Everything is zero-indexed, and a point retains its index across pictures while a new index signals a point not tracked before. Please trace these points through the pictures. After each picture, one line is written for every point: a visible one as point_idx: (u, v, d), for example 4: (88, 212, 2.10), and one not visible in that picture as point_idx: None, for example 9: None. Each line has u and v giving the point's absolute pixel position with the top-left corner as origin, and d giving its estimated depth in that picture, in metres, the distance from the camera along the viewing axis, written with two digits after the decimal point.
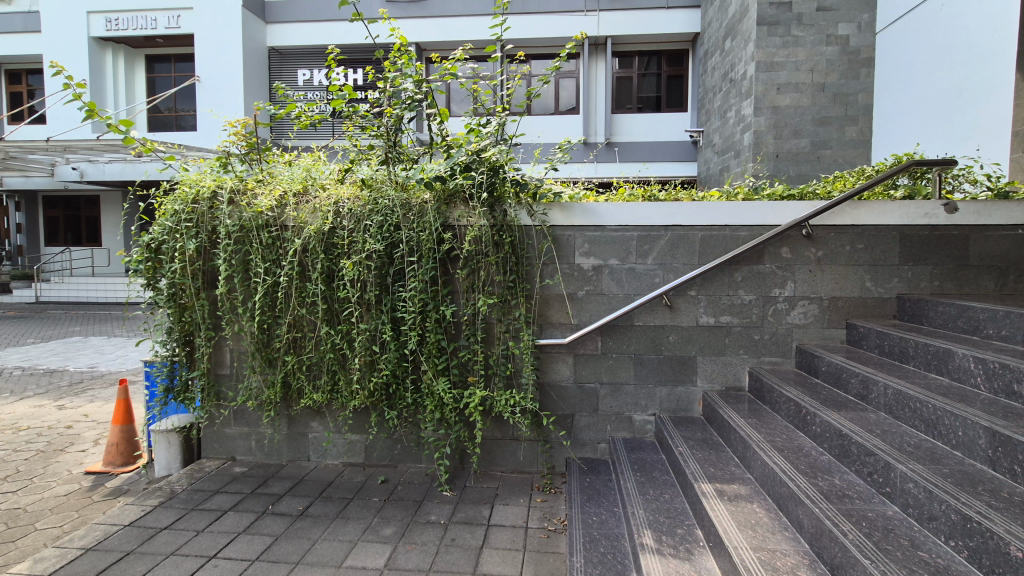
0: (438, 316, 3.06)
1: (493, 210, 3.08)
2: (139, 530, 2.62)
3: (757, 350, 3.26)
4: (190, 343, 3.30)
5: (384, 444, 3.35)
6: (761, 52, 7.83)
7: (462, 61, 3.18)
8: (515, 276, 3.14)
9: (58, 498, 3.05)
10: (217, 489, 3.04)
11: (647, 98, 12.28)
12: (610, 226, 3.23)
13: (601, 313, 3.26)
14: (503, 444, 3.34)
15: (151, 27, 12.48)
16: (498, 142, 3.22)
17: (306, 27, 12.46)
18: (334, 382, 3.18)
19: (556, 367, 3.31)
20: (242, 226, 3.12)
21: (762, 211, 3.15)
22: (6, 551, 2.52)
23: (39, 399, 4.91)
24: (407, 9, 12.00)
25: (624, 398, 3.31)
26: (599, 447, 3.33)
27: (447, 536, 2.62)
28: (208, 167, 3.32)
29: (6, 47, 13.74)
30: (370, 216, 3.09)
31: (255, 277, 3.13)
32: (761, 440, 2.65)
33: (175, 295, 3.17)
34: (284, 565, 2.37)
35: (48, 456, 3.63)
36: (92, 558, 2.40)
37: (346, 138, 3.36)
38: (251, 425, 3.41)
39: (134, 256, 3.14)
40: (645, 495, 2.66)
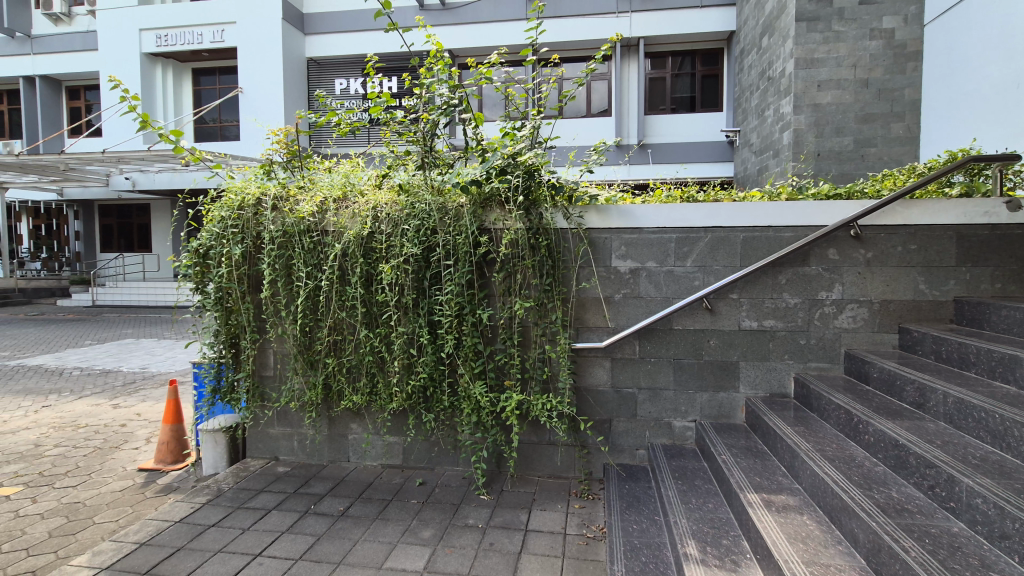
0: (475, 320, 3.06)
1: (528, 213, 3.08)
2: (188, 526, 2.70)
3: (804, 355, 3.13)
4: (235, 345, 3.39)
5: (421, 446, 3.36)
6: (800, 48, 7.60)
7: (496, 65, 3.19)
8: (551, 279, 3.12)
9: (113, 493, 3.18)
10: (261, 488, 3.12)
11: (680, 98, 12.05)
12: (646, 228, 3.17)
13: (639, 316, 3.20)
14: (540, 449, 3.30)
15: (196, 42, 13.03)
16: (532, 146, 3.21)
17: (342, 37, 12.77)
18: (373, 384, 3.22)
19: (593, 371, 3.26)
20: (285, 231, 3.21)
21: (807, 212, 3.04)
22: (67, 544, 2.64)
23: (96, 398, 5.15)
24: (441, 17, 12.21)
25: (662, 404, 3.23)
26: (638, 453, 3.26)
27: (485, 540, 2.61)
28: (253, 174, 3.42)
29: (65, 65, 14.59)
30: (407, 220, 3.12)
31: (297, 281, 3.20)
32: (809, 450, 2.54)
33: (221, 299, 3.27)
34: (325, 565, 2.40)
35: (105, 452, 3.79)
36: (144, 553, 2.48)
37: (384, 145, 3.43)
38: (293, 426, 3.48)
39: (183, 261, 3.25)
40: (688, 504, 2.59)
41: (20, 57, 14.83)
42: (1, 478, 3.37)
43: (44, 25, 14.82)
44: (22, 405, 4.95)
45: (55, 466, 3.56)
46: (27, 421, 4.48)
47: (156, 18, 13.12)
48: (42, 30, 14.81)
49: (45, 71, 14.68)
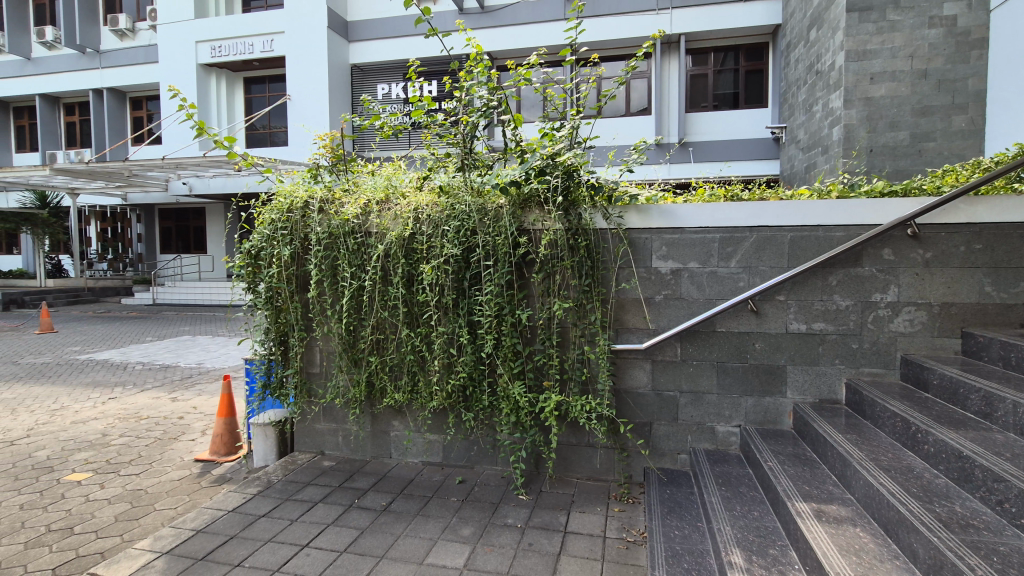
0: (514, 320, 3.07)
1: (568, 214, 3.07)
2: (240, 516, 2.83)
3: (855, 359, 3.00)
4: (284, 343, 3.52)
5: (461, 445, 3.40)
6: (851, 40, 7.27)
7: (536, 66, 3.19)
8: (590, 280, 3.10)
9: (172, 482, 3.36)
10: (308, 481, 3.22)
11: (722, 95, 11.75)
12: (689, 228, 3.10)
13: (680, 318, 3.13)
14: (578, 450, 3.28)
15: (247, 52, 13.60)
16: (571, 146, 3.20)
17: (384, 44, 13.09)
18: (414, 382, 3.29)
19: (632, 373, 3.21)
20: (331, 232, 3.30)
21: (859, 210, 2.91)
22: (131, 528, 2.80)
23: (156, 391, 5.45)
24: (480, 20, 12.34)
25: (705, 408, 3.16)
26: (679, 457, 3.20)
27: (523, 540, 2.61)
28: (300, 178, 3.54)
29: (129, 78, 15.52)
30: (447, 221, 3.16)
31: (341, 281, 3.29)
32: (863, 459, 2.43)
33: (272, 298, 3.40)
34: (369, 559, 2.46)
35: (164, 443, 4.01)
36: (201, 539, 2.61)
37: (425, 147, 3.50)
38: (338, 422, 3.58)
39: (236, 262, 3.39)
40: (732, 511, 2.52)
41: (90, 71, 15.88)
42: (74, 463, 3.62)
43: (111, 41, 15.83)
44: (91, 396, 5.30)
45: (121, 454, 3.79)
46: (96, 411, 4.79)
47: (210, 30, 13.79)
48: (109, 45, 15.83)
49: (111, 84, 15.66)
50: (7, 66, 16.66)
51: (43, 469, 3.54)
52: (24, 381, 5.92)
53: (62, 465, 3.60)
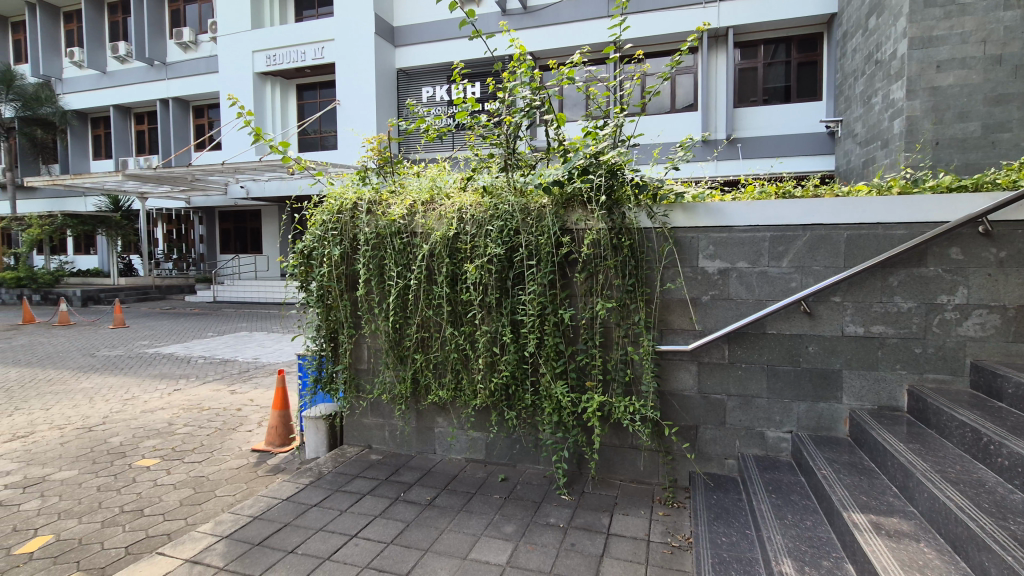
0: (557, 320, 3.07)
1: (611, 213, 3.04)
2: (294, 504, 2.95)
3: (919, 365, 2.83)
4: (334, 339, 3.65)
5: (504, 443, 3.43)
6: (915, 26, 6.86)
7: (579, 65, 3.18)
8: (634, 280, 3.05)
9: (231, 470, 3.54)
10: (356, 474, 3.33)
11: (774, 89, 11.33)
12: (737, 227, 3.01)
13: (728, 319, 3.04)
14: (621, 452, 3.24)
15: (300, 60, 14.14)
16: (615, 145, 3.18)
17: (429, 48, 13.34)
18: (457, 380, 3.34)
19: (678, 375, 3.14)
20: (378, 233, 3.39)
21: (924, 206, 2.75)
22: (194, 512, 2.98)
23: (217, 384, 5.77)
24: (523, 21, 12.38)
25: (755, 412, 3.06)
26: (727, 462, 3.12)
27: (566, 540, 2.61)
28: (349, 180, 3.66)
29: (191, 87, 16.44)
30: (490, 221, 3.19)
31: (388, 280, 3.37)
32: (927, 470, 2.30)
33: (323, 296, 3.53)
34: (415, 551, 2.52)
35: (224, 433, 4.23)
36: (257, 526, 2.74)
37: (469, 148, 3.56)
38: (384, 416, 3.68)
39: (290, 262, 3.54)
40: (783, 520, 2.43)
41: (157, 82, 16.91)
42: (144, 450, 3.87)
43: (176, 53, 16.81)
44: (159, 387, 5.65)
45: (185, 442, 4.03)
46: (164, 402, 5.11)
47: (266, 40, 14.44)
48: (174, 57, 16.82)
49: (176, 93, 16.62)
50: (84, 79, 17.95)
51: (118, 454, 3.81)
52: (101, 372, 6.39)
53: (133, 451, 3.86)
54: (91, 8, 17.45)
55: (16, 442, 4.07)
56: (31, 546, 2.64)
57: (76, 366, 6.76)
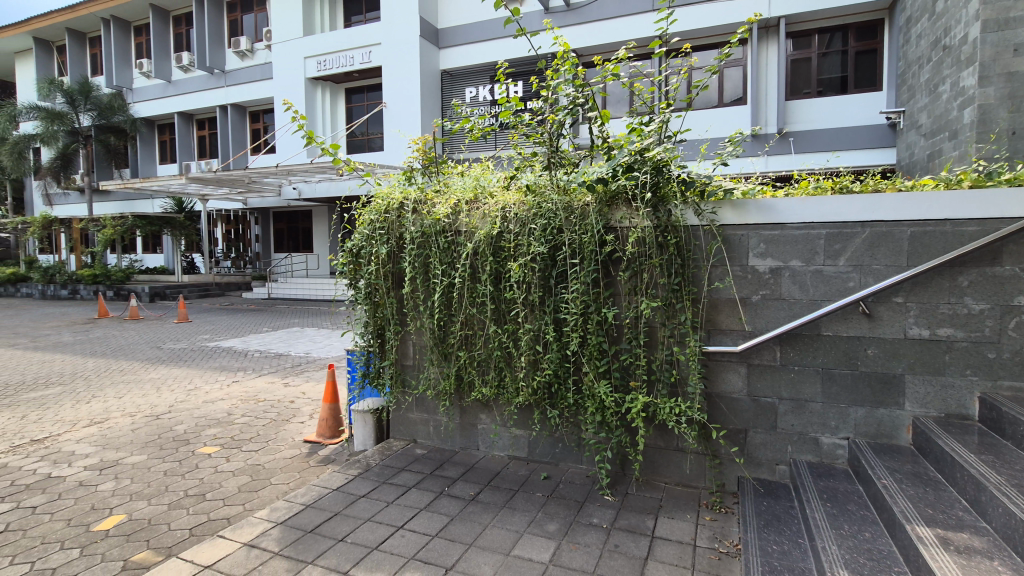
0: (600, 319, 3.03)
1: (656, 211, 2.98)
2: (344, 494, 3.05)
3: (992, 371, 2.65)
4: (381, 336, 3.74)
5: (546, 441, 3.43)
6: (989, 8, 6.37)
7: (624, 60, 3.13)
8: (679, 279, 2.98)
9: (285, 459, 3.70)
10: (402, 467, 3.41)
11: (829, 80, 10.80)
12: (791, 224, 2.89)
13: (780, 320, 2.93)
14: (667, 454, 3.18)
15: (348, 64, 14.57)
16: (661, 141, 3.12)
17: (472, 48, 13.49)
18: (500, 378, 3.36)
19: (726, 377, 3.05)
20: (423, 232, 3.45)
21: (998, 201, 2.56)
22: (252, 498, 3.13)
23: (272, 377, 6.04)
24: (566, 18, 12.34)
25: (808, 417, 2.94)
26: (778, 468, 3.01)
27: (610, 541, 2.59)
28: (396, 181, 3.75)
29: (248, 94, 17.23)
30: (534, 220, 3.18)
31: (433, 278, 3.43)
32: (1001, 484, 2.15)
33: (370, 294, 3.63)
34: (458, 545, 2.55)
35: (278, 424, 4.42)
36: (310, 513, 2.85)
37: (512, 148, 3.58)
38: (429, 412, 3.75)
39: (340, 260, 3.65)
40: (839, 530, 2.32)
41: (217, 90, 17.80)
42: (206, 438, 4.09)
43: (234, 61, 17.66)
44: (219, 379, 5.97)
45: (243, 432, 4.24)
46: (223, 393, 5.38)
47: (317, 46, 14.96)
48: (232, 65, 17.67)
49: (234, 100, 17.46)
50: (152, 88, 19.11)
51: (182, 441, 4.04)
52: (167, 363, 6.81)
53: (196, 438, 4.09)
54: (158, 21, 18.52)
55: (94, 427, 4.39)
56: (107, 524, 2.84)
57: (145, 357, 7.23)
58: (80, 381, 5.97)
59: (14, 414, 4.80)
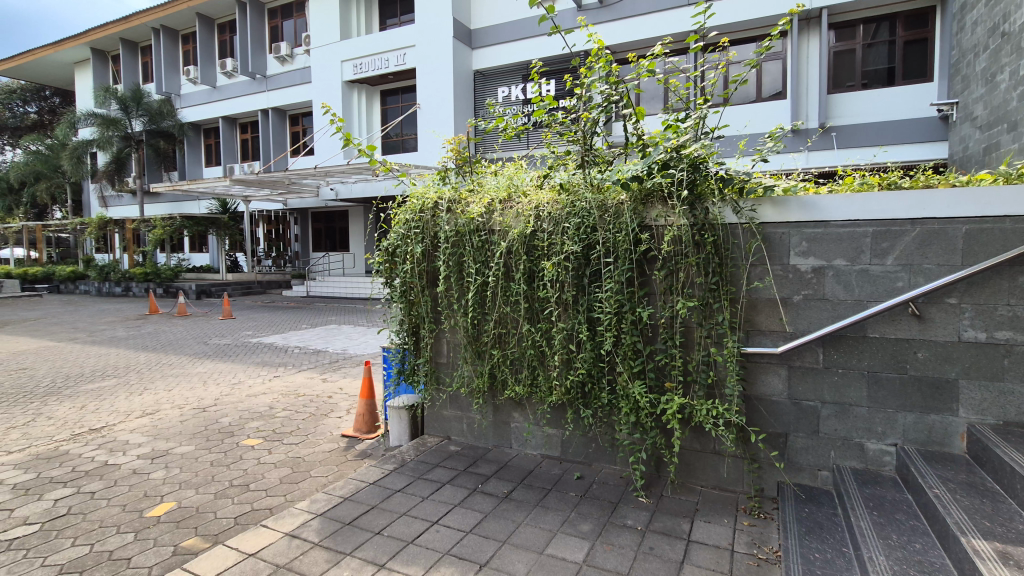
0: (634, 319, 3.00)
1: (693, 209, 2.92)
2: (380, 489, 3.12)
3: None
4: (415, 334, 3.80)
5: (579, 440, 3.42)
6: None
7: (660, 56, 3.09)
8: (717, 278, 2.91)
9: (324, 453, 3.80)
10: (436, 463, 3.46)
11: (875, 72, 10.36)
12: (835, 221, 2.79)
13: (822, 321, 2.83)
14: (703, 457, 3.12)
15: (384, 66, 14.81)
16: (698, 137, 3.05)
17: (505, 48, 13.53)
18: (534, 377, 3.36)
19: (765, 379, 2.97)
20: (457, 231, 3.48)
21: None
22: (293, 490, 3.23)
23: (311, 372, 6.22)
24: (600, 15, 12.26)
25: (853, 422, 2.83)
26: (820, 474, 2.92)
27: (644, 543, 2.56)
28: (431, 180, 3.80)
29: (287, 97, 17.75)
30: (568, 218, 3.17)
31: (467, 277, 3.45)
32: None
33: (406, 292, 3.69)
34: (492, 542, 2.57)
35: (317, 418, 4.55)
36: (348, 506, 2.91)
37: (546, 146, 3.58)
38: (462, 409, 3.79)
39: (376, 259, 3.72)
40: (887, 540, 2.23)
41: (258, 94, 18.39)
42: (249, 430, 4.25)
43: (274, 66, 18.21)
44: (261, 373, 6.18)
45: (284, 425, 4.37)
46: (265, 387, 5.58)
47: (353, 49, 15.28)
48: (273, 70, 18.22)
49: (275, 103, 18.00)
50: (197, 94, 19.89)
51: (227, 433, 4.20)
52: (212, 358, 7.09)
53: (240, 431, 4.24)
54: (204, 29, 19.27)
55: (145, 418, 4.61)
56: (159, 510, 2.98)
57: (193, 352, 7.55)
58: (133, 374, 6.27)
59: (74, 404, 5.08)
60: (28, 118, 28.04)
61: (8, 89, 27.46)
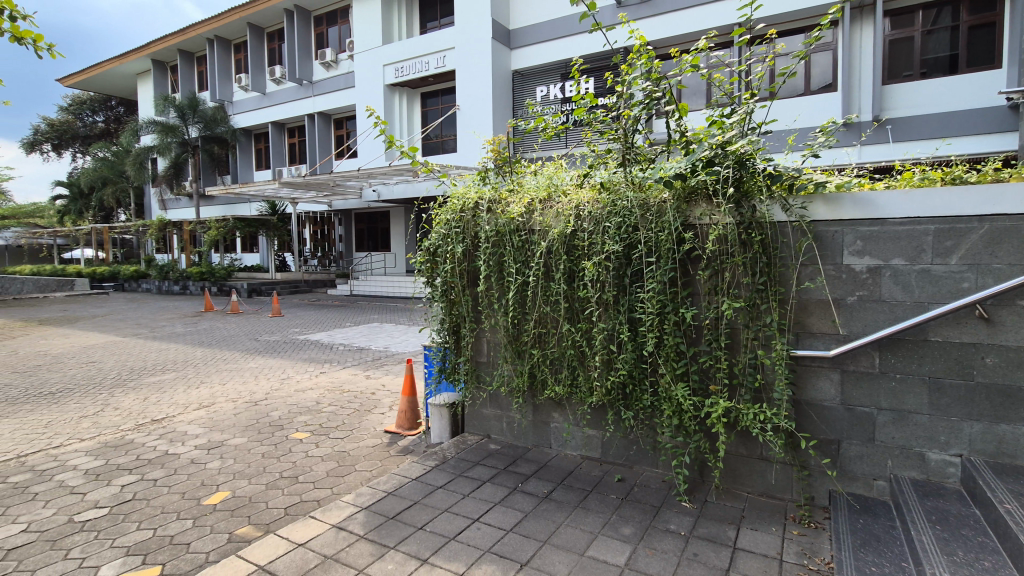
0: (677, 319, 2.94)
1: (739, 207, 2.84)
2: (421, 484, 3.17)
3: None
4: (456, 333, 3.85)
5: (620, 442, 3.38)
6: None
7: (704, 51, 3.00)
8: (765, 278, 2.81)
9: (368, 448, 3.90)
10: (477, 461, 3.49)
11: (935, 60, 9.76)
12: (893, 219, 2.65)
13: (879, 324, 2.69)
14: (750, 463, 3.03)
15: (424, 69, 15.05)
16: (744, 133, 2.96)
17: (544, 46, 13.51)
18: (573, 377, 3.34)
19: (817, 383, 2.85)
20: (497, 231, 3.49)
21: None
22: (339, 482, 3.33)
23: (354, 369, 6.38)
24: (640, 11, 12.11)
25: (913, 431, 2.68)
26: (876, 484, 2.79)
27: (688, 549, 2.50)
28: (471, 181, 3.83)
29: (332, 102, 18.27)
30: (609, 217, 3.13)
31: (508, 277, 3.46)
32: None
33: (447, 292, 3.74)
34: (533, 542, 2.57)
35: (362, 414, 4.67)
36: (391, 501, 2.98)
37: (587, 145, 3.55)
38: (502, 408, 3.81)
39: (418, 259, 3.79)
40: (952, 556, 2.11)
41: (305, 99, 19.01)
42: (298, 424, 4.40)
43: (320, 72, 18.79)
44: (308, 369, 6.39)
45: (330, 420, 4.51)
46: (312, 382, 5.76)
47: (394, 53, 15.59)
48: (318, 76, 18.80)
49: (321, 108, 18.57)
50: (248, 101, 20.75)
51: (277, 426, 4.37)
52: (263, 354, 7.38)
53: (289, 424, 4.40)
54: (254, 37, 20.07)
55: (202, 410, 4.84)
56: (215, 498, 3.13)
57: (245, 348, 7.89)
58: (191, 368, 6.62)
59: (139, 396, 5.40)
60: (97, 127, 29.96)
61: (79, 100, 29.43)
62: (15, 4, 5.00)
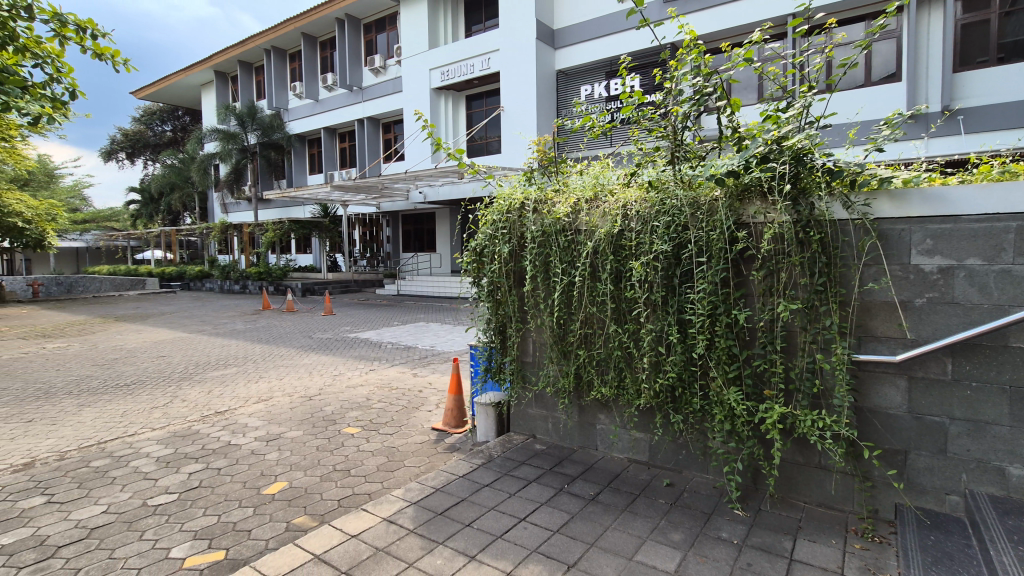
0: (730, 321, 2.85)
1: (796, 204, 2.72)
2: (469, 482, 3.21)
3: None
4: (502, 332, 3.87)
5: (669, 446, 3.31)
6: None
7: (758, 43, 2.88)
8: (824, 279, 2.69)
9: (416, 444, 3.98)
10: (522, 460, 3.50)
11: (1015, 43, 9.02)
12: (967, 215, 2.47)
13: (951, 328, 2.51)
14: (807, 472, 2.90)
15: (469, 72, 15.24)
16: (801, 128, 2.83)
17: (590, 45, 13.41)
18: (620, 379, 3.30)
19: (881, 389, 2.70)
20: (543, 231, 3.48)
21: None
22: (389, 477, 3.42)
23: (402, 367, 6.53)
24: (689, 4, 11.86)
25: (990, 443, 2.49)
26: (948, 499, 2.61)
27: (741, 558, 2.43)
28: (517, 181, 3.84)
29: (381, 107, 18.79)
30: (657, 217, 3.07)
31: (554, 277, 3.45)
32: None
33: (493, 291, 3.77)
34: (580, 544, 2.56)
35: (409, 410, 4.77)
36: (439, 497, 3.03)
37: (634, 143, 3.49)
38: (548, 409, 3.81)
39: (465, 259, 3.83)
40: None
41: (355, 105, 19.62)
42: (349, 419, 4.54)
43: (369, 78, 19.35)
44: (358, 367, 6.58)
45: (380, 416, 4.63)
46: (362, 379, 5.93)
47: (440, 57, 15.87)
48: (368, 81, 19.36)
49: (370, 113, 19.13)
50: (302, 108, 21.61)
51: (330, 420, 4.53)
52: (316, 351, 7.66)
53: (341, 419, 4.55)
54: (308, 46, 20.86)
55: (261, 404, 5.07)
56: (274, 488, 3.27)
57: (299, 345, 8.21)
58: (250, 363, 6.95)
59: (204, 389, 5.71)
60: (165, 136, 31.93)
61: (150, 111, 31.38)
62: (96, 24, 5.39)
